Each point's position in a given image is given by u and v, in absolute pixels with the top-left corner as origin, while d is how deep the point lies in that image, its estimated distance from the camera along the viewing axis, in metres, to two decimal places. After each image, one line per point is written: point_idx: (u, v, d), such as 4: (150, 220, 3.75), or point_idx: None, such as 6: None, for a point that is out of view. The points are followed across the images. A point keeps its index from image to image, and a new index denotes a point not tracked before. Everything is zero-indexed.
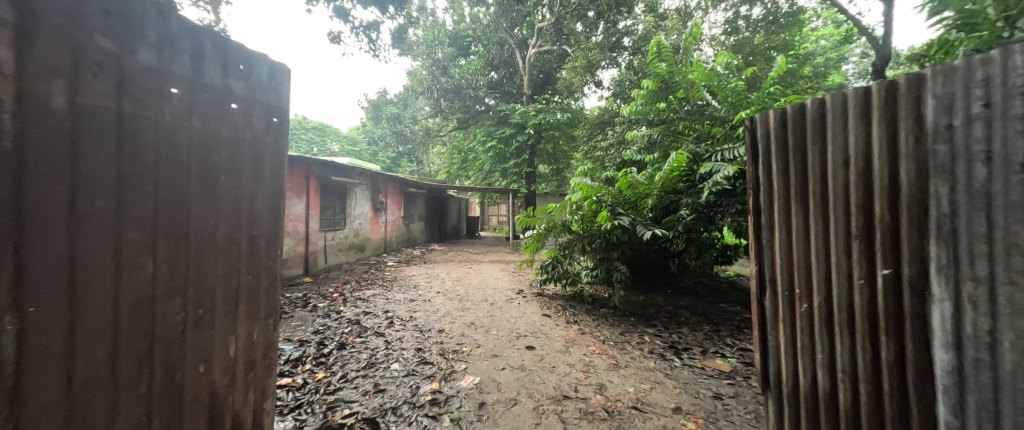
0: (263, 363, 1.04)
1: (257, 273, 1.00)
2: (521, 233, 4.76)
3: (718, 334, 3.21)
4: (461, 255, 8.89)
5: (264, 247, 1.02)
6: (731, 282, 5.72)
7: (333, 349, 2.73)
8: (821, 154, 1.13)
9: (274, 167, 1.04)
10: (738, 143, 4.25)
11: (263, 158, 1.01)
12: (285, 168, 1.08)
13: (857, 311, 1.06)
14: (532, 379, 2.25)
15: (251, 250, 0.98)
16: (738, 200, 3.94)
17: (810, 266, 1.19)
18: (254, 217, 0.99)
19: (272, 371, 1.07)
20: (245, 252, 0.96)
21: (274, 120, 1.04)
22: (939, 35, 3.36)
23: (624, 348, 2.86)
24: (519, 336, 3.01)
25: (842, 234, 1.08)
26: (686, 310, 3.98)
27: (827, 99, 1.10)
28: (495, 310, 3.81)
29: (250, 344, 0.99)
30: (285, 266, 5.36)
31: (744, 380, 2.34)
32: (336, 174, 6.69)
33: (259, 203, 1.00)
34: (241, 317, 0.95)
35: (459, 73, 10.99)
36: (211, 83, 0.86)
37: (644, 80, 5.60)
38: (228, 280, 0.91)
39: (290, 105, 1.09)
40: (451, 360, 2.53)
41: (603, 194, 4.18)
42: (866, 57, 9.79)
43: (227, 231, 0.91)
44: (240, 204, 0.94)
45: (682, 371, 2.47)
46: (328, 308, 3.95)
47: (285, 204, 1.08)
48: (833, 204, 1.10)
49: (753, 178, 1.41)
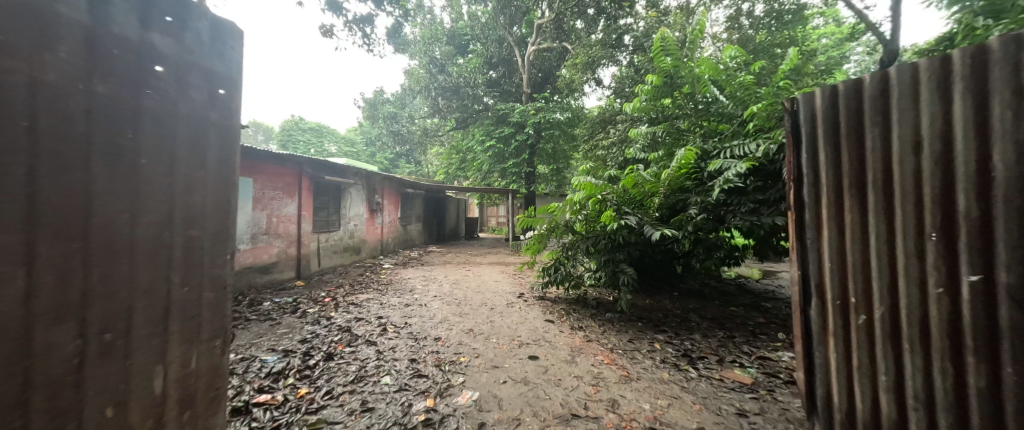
0: (203, 398, 0.83)
1: (198, 284, 0.80)
2: (522, 234, 4.56)
3: (733, 341, 3.02)
4: (460, 256, 8.68)
5: (208, 252, 0.81)
6: (739, 284, 5.53)
7: (320, 360, 2.52)
8: (886, 149, 1.04)
9: (222, 152, 0.84)
10: (748, 140, 4.07)
11: (205, 139, 0.80)
12: (236, 153, 0.88)
13: (934, 327, 0.96)
14: (536, 395, 2.05)
15: (189, 256, 0.77)
16: (750, 199, 3.75)
17: (871, 273, 1.08)
18: (195, 214, 0.78)
19: (215, 406, 0.86)
20: (180, 257, 0.75)
21: (219, 92, 0.84)
22: (964, 23, 3.21)
23: (635, 357, 2.66)
24: (521, 345, 2.81)
25: (914, 236, 0.99)
26: (696, 315, 3.78)
27: (896, 87, 1.01)
28: (495, 316, 3.61)
29: (186, 374, 0.78)
30: (276, 269, 5.15)
31: (768, 394, 2.14)
32: (331, 173, 6.47)
33: (202, 196, 0.80)
34: (173, 340, 0.75)
35: (457, 72, 10.82)
36: (125, 36, 0.65)
37: (648, 75, 5.36)
38: (156, 296, 0.71)
39: (240, 76, 0.89)
40: (448, 373, 2.32)
41: (608, 193, 3.98)
42: (869, 56, 9.67)
43: (154, 231, 0.70)
44: (175, 197, 0.74)
45: (699, 383, 2.27)
46: (318, 314, 3.74)
47: (236, 198, 0.87)
48: (901, 204, 1.01)
49: (795, 173, 1.28)
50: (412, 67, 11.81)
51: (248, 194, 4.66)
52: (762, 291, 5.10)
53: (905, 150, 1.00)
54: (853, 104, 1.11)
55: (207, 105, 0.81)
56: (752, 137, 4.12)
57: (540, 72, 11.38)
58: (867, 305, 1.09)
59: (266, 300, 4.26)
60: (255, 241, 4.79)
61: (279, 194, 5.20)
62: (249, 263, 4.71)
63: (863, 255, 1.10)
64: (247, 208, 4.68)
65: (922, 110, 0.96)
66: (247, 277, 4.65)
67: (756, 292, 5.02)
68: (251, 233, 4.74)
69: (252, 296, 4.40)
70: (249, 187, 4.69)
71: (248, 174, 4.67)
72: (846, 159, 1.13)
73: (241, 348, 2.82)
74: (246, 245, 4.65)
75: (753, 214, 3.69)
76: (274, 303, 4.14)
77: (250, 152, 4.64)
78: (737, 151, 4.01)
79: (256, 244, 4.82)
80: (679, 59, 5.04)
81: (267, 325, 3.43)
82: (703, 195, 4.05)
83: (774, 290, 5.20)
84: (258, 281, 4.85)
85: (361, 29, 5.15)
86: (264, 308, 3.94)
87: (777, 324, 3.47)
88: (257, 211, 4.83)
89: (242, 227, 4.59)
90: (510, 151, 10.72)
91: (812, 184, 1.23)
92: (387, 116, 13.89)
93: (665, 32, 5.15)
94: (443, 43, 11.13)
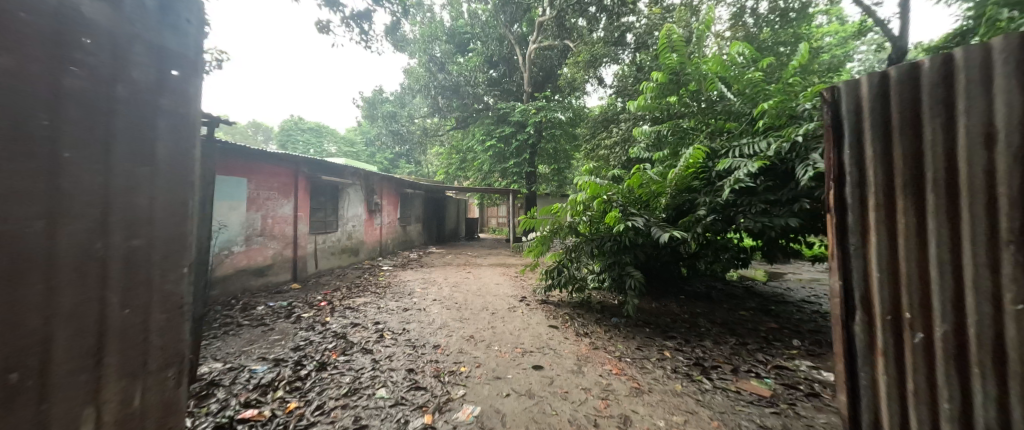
0: None
1: (144, 306, 0.66)
2: (524, 235, 4.42)
3: (746, 348, 2.88)
4: (460, 258, 8.54)
5: (158, 265, 0.68)
6: (746, 286, 5.39)
7: (312, 370, 2.38)
8: (951, 142, 0.89)
9: (177, 145, 0.71)
10: (758, 138, 3.93)
11: (152, 129, 0.67)
12: (196, 147, 0.74)
13: (1012, 349, 0.83)
14: (542, 410, 1.91)
15: (129, 272, 0.63)
16: (760, 199, 3.61)
17: (932, 285, 0.94)
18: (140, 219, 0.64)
19: None
20: (118, 274, 0.62)
21: (172, 74, 0.71)
22: (988, 16, 3.07)
23: (644, 366, 2.53)
24: (524, 353, 2.68)
25: (987, 243, 0.85)
26: (705, 319, 3.64)
27: (966, 69, 0.86)
28: (496, 321, 3.48)
29: (125, 415, 0.64)
30: (271, 272, 5.01)
31: (789, 408, 2.00)
32: (328, 173, 6.33)
33: (150, 199, 0.66)
34: (105, 376, 0.61)
35: (457, 70, 10.57)
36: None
37: (653, 72, 5.21)
38: (85, 319, 0.58)
39: (198, 57, 0.76)
40: (448, 385, 2.19)
41: (613, 194, 3.84)
42: (872, 53, 9.55)
43: (78, 241, 0.57)
44: (110, 198, 0.60)
45: (715, 396, 2.13)
46: (313, 319, 3.60)
47: (193, 201, 0.73)
48: (971, 208, 0.87)
49: (836, 169, 1.11)
50: (412, 66, 11.64)
51: (242, 194, 4.53)
52: (771, 294, 4.97)
53: (975, 144, 0.85)
54: (908, 91, 0.96)
55: (157, 88, 0.68)
56: (761, 136, 3.99)
57: (541, 70, 11.24)
58: (926, 321, 0.95)
59: (260, 304, 4.12)
60: (249, 243, 4.65)
61: (275, 194, 5.06)
62: (243, 266, 4.57)
63: (922, 265, 0.95)
64: (241, 209, 4.54)
65: (999, 97, 0.82)
66: (240, 280, 4.51)
67: (765, 295, 4.89)
68: (246, 235, 4.60)
69: (245, 300, 4.26)
70: (243, 187, 4.55)
71: (242, 174, 4.53)
72: (898, 154, 0.98)
73: (230, 356, 2.68)
74: (240, 247, 4.51)
75: (764, 215, 3.55)
76: (268, 308, 4.00)
77: (244, 151, 4.50)
78: (747, 150, 3.87)
79: (250, 246, 4.68)
80: (686, 56, 4.90)
81: (259, 332, 3.29)
82: (712, 195, 3.91)
83: (782, 292, 5.06)
84: (253, 284, 4.71)
85: (359, 25, 5.01)
86: (257, 313, 3.81)
87: (790, 330, 3.33)
88: (252, 212, 4.69)
89: (235, 229, 4.45)
90: (511, 151, 10.58)
91: (855, 183, 1.07)
92: (386, 115, 13.72)
93: (671, 27, 4.99)
94: (443, 41, 10.84)
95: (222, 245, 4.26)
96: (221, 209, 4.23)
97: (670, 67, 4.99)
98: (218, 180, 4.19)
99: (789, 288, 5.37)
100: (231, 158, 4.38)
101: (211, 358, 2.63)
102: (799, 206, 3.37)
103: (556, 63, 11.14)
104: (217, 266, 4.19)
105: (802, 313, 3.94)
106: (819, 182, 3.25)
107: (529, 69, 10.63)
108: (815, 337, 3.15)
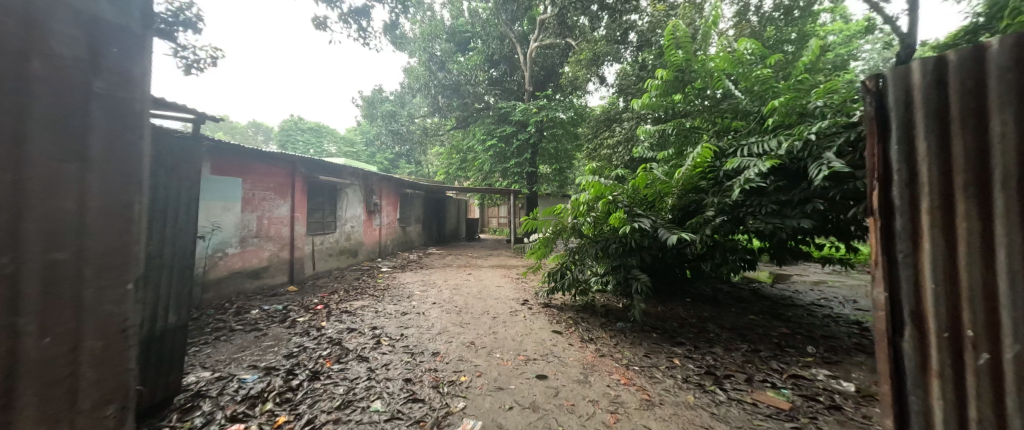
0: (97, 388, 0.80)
1: (81, 265, 0.75)
2: (526, 237, 4.30)
3: (759, 356, 2.76)
4: (460, 259, 8.42)
5: (97, 226, 0.77)
6: (753, 289, 5.27)
7: (304, 380, 2.26)
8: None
9: (117, 120, 0.81)
10: (768, 137, 3.81)
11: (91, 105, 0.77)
12: (141, 122, 0.84)
13: None
14: (548, 425, 1.79)
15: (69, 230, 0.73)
16: (771, 200, 3.48)
17: (1001, 299, 0.80)
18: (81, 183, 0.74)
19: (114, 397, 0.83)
20: (54, 230, 0.71)
21: (113, 52, 0.80)
22: (1012, 9, 2.95)
23: (654, 376, 2.41)
24: (528, 361, 2.56)
25: None
26: (713, 324, 3.53)
27: None
28: (498, 326, 3.36)
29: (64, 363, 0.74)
30: (267, 274, 4.90)
31: (811, 422, 1.88)
32: (326, 173, 6.21)
33: (89, 166, 0.76)
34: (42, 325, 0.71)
35: (458, 69, 10.37)
36: None
37: (658, 69, 5.06)
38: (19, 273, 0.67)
39: (143, 36, 0.86)
40: (447, 396, 2.07)
41: (618, 195, 3.72)
42: (878, 51, 9.42)
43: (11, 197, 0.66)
44: (45, 164, 0.70)
45: (731, 408, 2.01)
46: (309, 324, 3.48)
47: (135, 171, 0.83)
48: None
49: (879, 165, 0.95)
50: (412, 65, 11.50)
51: (237, 194, 4.41)
52: (779, 296, 4.85)
53: None
54: (974, 78, 0.81)
55: (93, 68, 0.77)
56: (771, 134, 3.87)
57: (542, 69, 11.10)
58: (992, 341, 0.81)
59: (254, 308, 4.00)
60: (244, 245, 4.53)
61: (271, 194, 4.94)
62: (238, 268, 4.46)
63: (988, 275, 0.81)
64: (236, 210, 4.42)
65: None
66: (235, 283, 4.40)
67: (773, 298, 4.77)
68: (241, 237, 4.49)
69: (240, 303, 4.15)
70: (238, 187, 4.43)
71: (236, 174, 4.42)
72: (960, 147, 0.83)
73: (220, 364, 2.56)
74: (234, 249, 4.39)
75: (775, 217, 3.43)
76: (262, 312, 3.88)
77: (239, 150, 4.38)
78: (756, 150, 3.74)
79: (245, 248, 4.56)
80: (692, 52, 4.76)
81: (252, 337, 3.18)
82: (721, 196, 3.78)
83: (791, 295, 4.94)
84: (248, 287, 4.60)
85: (357, 22, 4.89)
86: (250, 317, 3.69)
87: (803, 336, 3.22)
88: (247, 213, 4.58)
89: (230, 230, 4.33)
90: (512, 151, 10.46)
91: (904, 183, 0.92)
92: (386, 115, 13.59)
93: (678, 23, 4.85)
94: (443, 39, 10.63)
95: (217, 247, 4.15)
96: (215, 209, 4.11)
97: (676, 64, 4.85)
98: (212, 180, 4.07)
99: (797, 291, 5.24)
100: (225, 158, 4.26)
101: (200, 366, 2.51)
102: (812, 208, 3.25)
103: (558, 62, 11.00)
104: (211, 268, 4.08)
105: (813, 318, 3.82)
106: (833, 182, 3.12)
107: (530, 68, 10.49)
108: (829, 344, 3.03)
